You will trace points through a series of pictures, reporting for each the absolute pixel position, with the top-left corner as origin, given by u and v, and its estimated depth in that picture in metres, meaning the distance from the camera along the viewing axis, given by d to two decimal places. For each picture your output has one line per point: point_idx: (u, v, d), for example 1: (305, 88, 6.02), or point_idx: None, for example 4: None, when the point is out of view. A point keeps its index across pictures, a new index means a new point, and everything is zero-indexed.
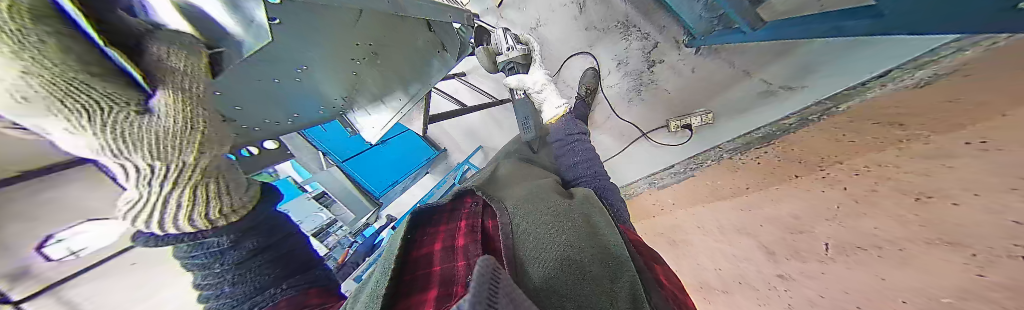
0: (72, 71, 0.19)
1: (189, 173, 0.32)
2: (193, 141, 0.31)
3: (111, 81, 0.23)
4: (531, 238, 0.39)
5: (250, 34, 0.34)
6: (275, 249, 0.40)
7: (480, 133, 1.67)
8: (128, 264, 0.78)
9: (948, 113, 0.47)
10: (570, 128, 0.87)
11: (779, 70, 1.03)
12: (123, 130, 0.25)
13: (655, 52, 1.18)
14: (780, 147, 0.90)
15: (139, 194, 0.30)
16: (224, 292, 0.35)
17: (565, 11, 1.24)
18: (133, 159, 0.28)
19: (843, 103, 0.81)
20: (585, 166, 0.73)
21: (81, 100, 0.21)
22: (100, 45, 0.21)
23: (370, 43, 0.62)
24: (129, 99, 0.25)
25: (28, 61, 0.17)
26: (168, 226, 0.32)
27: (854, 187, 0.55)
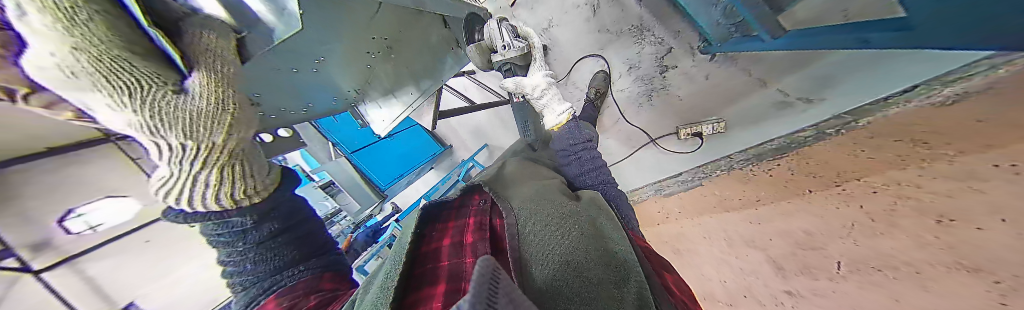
0: (116, 49, 0.23)
1: (217, 154, 0.35)
2: (223, 122, 0.35)
3: (150, 61, 0.26)
4: (538, 240, 0.38)
5: (283, 21, 0.38)
6: (293, 232, 0.42)
7: (486, 131, 1.67)
8: (142, 241, 0.75)
9: (977, 133, 0.46)
10: (574, 138, 0.80)
11: (796, 82, 1.01)
12: (159, 108, 0.28)
13: (669, 57, 1.16)
14: (794, 160, 0.88)
15: (170, 172, 0.33)
16: (248, 269, 0.37)
17: (578, 13, 1.23)
18: (167, 137, 0.31)
19: (864, 118, 0.79)
20: (595, 176, 0.71)
21: (124, 77, 0.24)
22: (145, 29, 0.25)
23: (386, 37, 0.64)
24: (167, 79, 0.28)
25: (78, 37, 0.20)
26: (197, 203, 0.35)
27: (871, 205, 0.54)
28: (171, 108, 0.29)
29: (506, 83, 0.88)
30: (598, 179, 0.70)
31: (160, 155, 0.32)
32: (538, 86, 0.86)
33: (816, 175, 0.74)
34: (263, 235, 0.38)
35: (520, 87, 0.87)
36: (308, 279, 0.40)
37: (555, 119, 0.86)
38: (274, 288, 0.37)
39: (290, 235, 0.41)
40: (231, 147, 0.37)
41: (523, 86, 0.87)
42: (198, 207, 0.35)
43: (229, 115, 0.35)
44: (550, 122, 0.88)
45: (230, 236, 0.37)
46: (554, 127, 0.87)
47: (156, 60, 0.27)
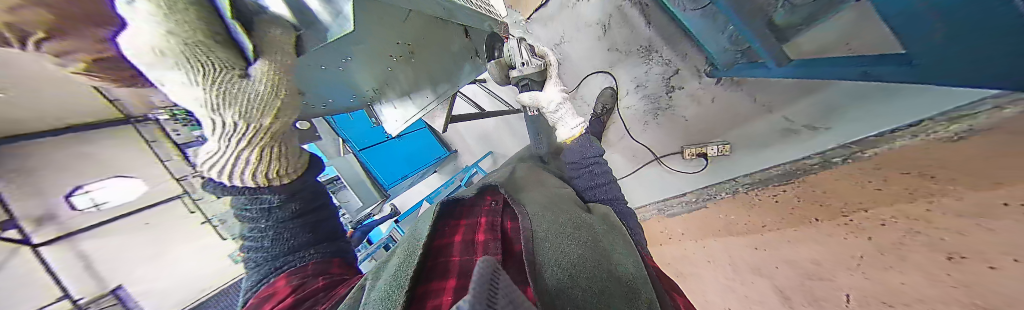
0: (198, 33, 0.26)
1: (262, 136, 0.37)
2: (273, 108, 0.37)
3: (221, 47, 0.29)
4: (546, 242, 0.39)
5: (336, 22, 0.32)
6: (312, 216, 0.44)
7: (493, 139, 1.69)
8: None
9: (985, 168, 0.45)
10: (588, 153, 0.82)
11: (801, 110, 1.02)
12: (224, 87, 0.32)
13: (676, 78, 1.19)
14: (799, 187, 0.87)
15: (217, 147, 0.36)
16: (266, 245, 0.40)
17: (589, 31, 1.28)
18: (224, 114, 0.34)
19: (868, 149, 0.79)
20: (603, 190, 0.73)
21: (201, 57, 0.28)
22: (226, 22, 0.28)
23: (409, 43, 0.68)
24: (232, 63, 0.31)
25: (171, 18, 0.24)
26: (236, 177, 0.37)
27: (880, 237, 0.52)
28: (227, 86, 0.32)
29: (524, 95, 0.95)
30: (606, 193, 0.72)
31: (215, 129, 0.35)
32: (553, 100, 0.92)
33: (821, 203, 0.74)
34: (285, 216, 0.40)
35: (535, 100, 0.93)
36: (318, 262, 0.42)
37: (568, 132, 0.89)
38: (285, 268, 0.39)
39: (307, 218, 0.43)
40: (275, 133, 0.39)
41: (539, 99, 0.93)
42: (237, 180, 0.37)
43: (279, 104, 0.37)
44: (562, 135, 0.91)
45: (256, 212, 0.38)
46: (565, 140, 0.90)
47: (230, 47, 0.30)
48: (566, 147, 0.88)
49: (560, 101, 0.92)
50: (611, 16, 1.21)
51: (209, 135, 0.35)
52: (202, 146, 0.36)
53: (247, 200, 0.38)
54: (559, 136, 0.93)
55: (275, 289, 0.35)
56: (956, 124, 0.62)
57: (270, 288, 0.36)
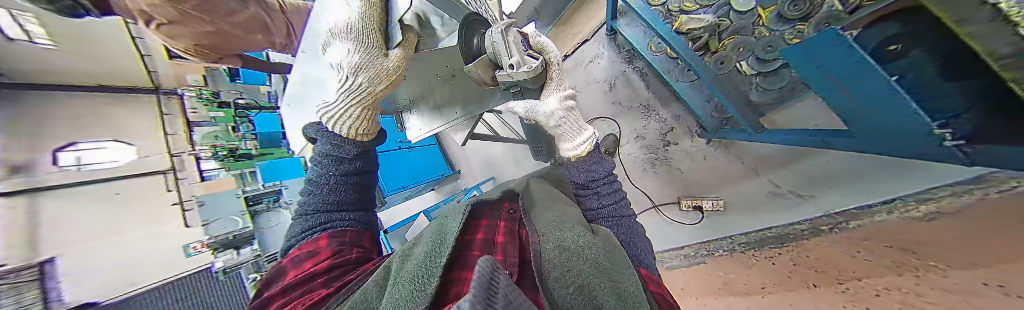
0: (373, 23, 0.43)
1: (365, 102, 0.47)
2: (380, 85, 0.48)
3: (377, 35, 0.45)
4: (552, 255, 0.37)
5: (446, 35, 0.50)
6: (363, 177, 0.52)
7: (498, 165, 1.75)
8: (113, 193, 1.15)
9: (961, 246, 0.48)
10: (594, 170, 0.61)
11: (789, 177, 1.11)
12: (364, 62, 0.44)
13: (671, 134, 1.35)
14: (793, 251, 0.89)
15: (336, 103, 0.47)
16: (324, 200, 0.48)
17: (597, 86, 1.51)
18: (350, 80, 0.45)
19: (853, 220, 0.83)
20: (611, 208, 0.58)
21: (366, 36, 0.43)
22: (391, 21, 0.45)
23: (452, 68, 0.79)
24: (379, 48, 0.46)
25: (369, 12, 0.42)
26: (340, 126, 0.48)
27: (875, 306, 0.50)
28: (367, 57, 0.44)
29: (515, 104, 0.66)
30: (614, 213, 0.57)
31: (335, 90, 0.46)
32: (555, 112, 0.62)
33: (814, 269, 0.74)
34: (347, 171, 0.49)
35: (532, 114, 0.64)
36: (354, 228, 0.50)
37: (573, 150, 0.63)
38: (330, 225, 0.48)
39: (357, 181, 0.51)
40: (376, 98, 0.49)
41: (536, 113, 0.63)
42: (339, 132, 0.48)
43: (390, 81, 0.48)
44: (565, 152, 0.65)
45: (332, 161, 0.48)
46: (570, 158, 0.64)
47: (384, 37, 0.47)
48: (568, 167, 0.65)
49: (565, 113, 0.62)
50: (617, 78, 1.44)
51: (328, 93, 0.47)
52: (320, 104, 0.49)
53: (330, 150, 0.48)
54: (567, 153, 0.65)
55: (317, 250, 0.43)
56: (925, 204, 0.69)
57: (314, 245, 0.44)
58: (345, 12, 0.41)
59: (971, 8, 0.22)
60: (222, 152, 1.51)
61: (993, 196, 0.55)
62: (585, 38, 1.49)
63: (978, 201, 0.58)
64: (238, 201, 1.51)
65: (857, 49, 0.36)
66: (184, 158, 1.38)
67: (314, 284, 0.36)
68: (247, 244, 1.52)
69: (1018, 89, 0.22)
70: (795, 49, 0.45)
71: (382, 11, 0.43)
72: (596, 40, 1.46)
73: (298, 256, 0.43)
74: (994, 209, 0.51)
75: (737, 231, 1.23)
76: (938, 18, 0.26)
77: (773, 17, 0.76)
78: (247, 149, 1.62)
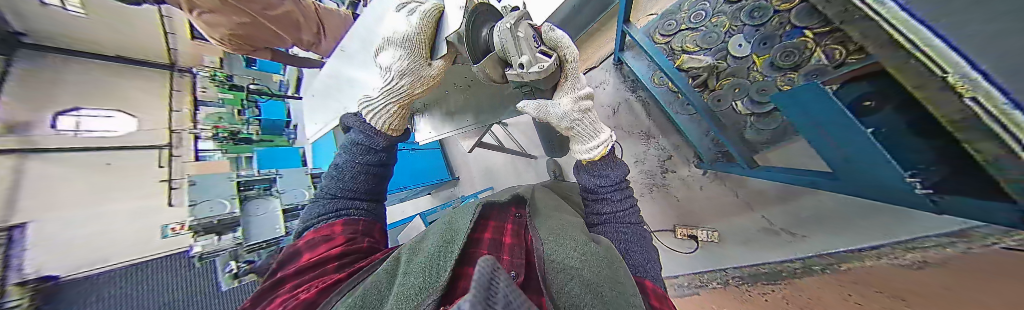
0: (422, 36, 0.48)
1: (402, 101, 0.52)
2: (417, 89, 0.52)
3: (425, 48, 0.50)
4: (557, 262, 0.37)
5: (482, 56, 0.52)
6: (383, 170, 0.53)
7: (497, 175, 1.75)
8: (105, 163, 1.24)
9: (947, 296, 0.49)
10: (605, 175, 0.60)
11: (781, 215, 1.13)
12: (410, 68, 0.49)
13: (669, 162, 1.40)
14: (787, 288, 0.90)
15: (376, 98, 0.52)
16: (344, 188, 0.49)
17: (602, 110, 1.57)
18: (394, 81, 0.50)
19: (844, 262, 0.85)
20: (619, 214, 0.57)
21: (417, 47, 0.49)
22: (437, 38, 0.50)
23: (469, 78, 0.85)
24: (423, 58, 0.51)
25: (423, 28, 0.48)
26: (375, 120, 0.52)
27: None
28: (413, 64, 0.49)
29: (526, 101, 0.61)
30: (621, 219, 0.57)
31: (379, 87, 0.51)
32: (567, 113, 0.60)
33: (806, 308, 0.75)
34: (372, 162, 0.50)
35: (545, 113, 0.59)
36: (367, 220, 0.50)
37: (589, 153, 0.60)
38: (343, 214, 0.48)
39: (378, 172, 0.52)
40: (412, 99, 0.53)
41: (549, 113, 0.59)
42: (373, 124, 0.51)
43: (427, 86, 0.53)
44: (580, 155, 0.62)
45: (360, 150, 0.50)
46: (584, 160, 0.62)
47: (429, 50, 0.51)
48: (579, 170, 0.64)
49: (578, 114, 0.61)
50: (621, 104, 1.52)
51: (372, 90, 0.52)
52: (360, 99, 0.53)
53: (361, 139, 0.50)
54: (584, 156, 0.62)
55: (332, 235, 0.44)
56: (912, 253, 0.72)
57: (329, 230, 0.45)
58: (405, 26, 0.48)
59: (930, 78, 0.27)
60: (223, 133, 1.54)
61: (976, 249, 0.58)
62: (594, 65, 1.58)
63: (962, 253, 0.61)
64: (230, 184, 1.39)
65: (838, 101, 0.41)
66: (182, 135, 1.49)
67: (328, 268, 0.38)
68: (229, 231, 1.32)
69: (972, 151, 0.25)
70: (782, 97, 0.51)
71: (433, 30, 0.49)
72: (604, 68, 1.55)
73: (314, 239, 0.43)
74: (978, 262, 0.54)
75: (731, 264, 1.23)
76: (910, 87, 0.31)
77: (766, 66, 0.87)
78: (246, 133, 1.60)
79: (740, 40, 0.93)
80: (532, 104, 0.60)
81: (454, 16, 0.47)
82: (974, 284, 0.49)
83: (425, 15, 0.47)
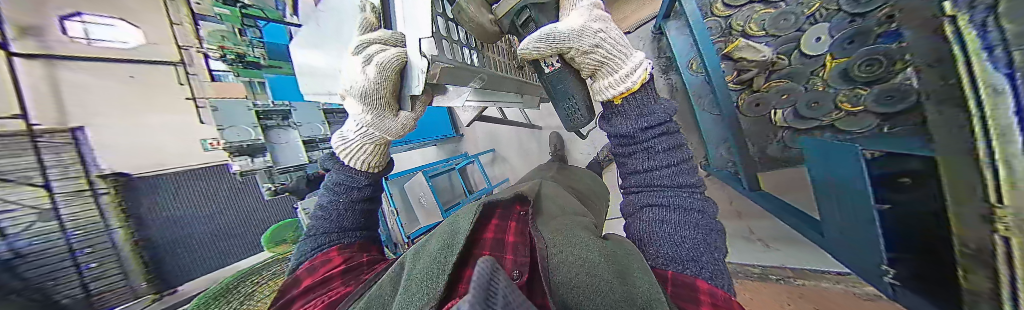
0: (385, 88, 0.46)
1: (376, 147, 0.51)
2: (389, 135, 0.51)
3: (389, 98, 0.48)
4: (561, 260, 0.35)
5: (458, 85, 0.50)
6: (370, 202, 0.55)
7: (501, 140, 1.76)
8: (127, 76, 1.27)
9: None
10: (650, 112, 0.40)
11: (767, 229, 1.16)
12: (377, 118, 0.48)
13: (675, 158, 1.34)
14: (740, 289, 1.02)
15: (348, 143, 0.50)
16: (336, 218, 0.50)
17: None
18: (362, 131, 0.49)
19: (800, 278, 0.91)
20: (665, 175, 0.40)
21: (379, 100, 0.47)
22: (404, 86, 0.49)
23: None
24: (390, 108, 0.50)
25: (386, 77, 0.45)
26: (360, 162, 0.51)
27: None
28: (379, 115, 0.48)
29: (529, 38, 0.46)
30: (668, 182, 0.40)
31: (353, 129, 0.49)
32: (586, 28, 0.45)
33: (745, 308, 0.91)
34: (358, 198, 0.52)
35: (555, 40, 0.44)
36: (361, 241, 0.52)
37: (620, 81, 0.42)
38: (337, 242, 0.49)
39: (366, 204, 0.54)
40: (388, 141, 0.53)
41: (559, 38, 0.44)
42: (353, 165, 0.51)
43: (406, 130, 0.54)
44: (605, 91, 0.44)
45: (344, 188, 0.51)
46: (610, 98, 0.44)
47: (393, 101, 0.50)
48: (604, 115, 0.46)
49: (598, 30, 0.45)
50: None
51: (347, 129, 0.50)
52: (336, 138, 0.52)
53: (343, 179, 0.51)
54: (608, 92, 0.43)
55: (330, 257, 0.45)
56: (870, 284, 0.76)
57: (325, 256, 0.45)
58: (362, 79, 0.44)
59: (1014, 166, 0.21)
60: (230, 55, 1.40)
61: None
62: (627, 30, 1.32)
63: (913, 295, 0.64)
64: (250, 114, 1.39)
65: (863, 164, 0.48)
66: (190, 52, 1.38)
67: (333, 285, 0.39)
68: (260, 155, 1.42)
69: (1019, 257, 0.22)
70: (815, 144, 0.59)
71: (398, 73, 0.47)
72: (637, 36, 1.30)
73: (312, 266, 0.44)
74: None
75: None
76: (979, 157, 0.25)
77: (836, 72, 0.69)
78: (254, 58, 1.45)
79: (821, 31, 0.72)
80: (539, 33, 0.45)
81: (417, 75, 0.43)
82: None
83: (383, 65, 0.43)
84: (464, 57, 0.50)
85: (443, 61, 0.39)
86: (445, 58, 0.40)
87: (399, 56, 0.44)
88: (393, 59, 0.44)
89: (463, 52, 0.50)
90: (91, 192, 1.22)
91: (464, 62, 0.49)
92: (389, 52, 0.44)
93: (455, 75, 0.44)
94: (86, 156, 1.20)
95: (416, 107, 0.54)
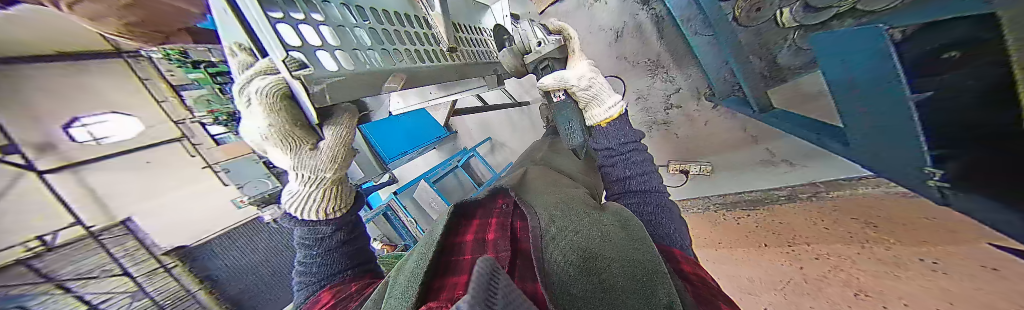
0: (282, 127, 0.39)
1: (323, 185, 0.51)
2: (329, 174, 0.50)
3: (299, 135, 0.43)
4: (557, 227, 0.37)
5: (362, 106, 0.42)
6: (350, 242, 0.55)
7: (494, 127, 1.72)
8: (144, 161, 1.35)
9: (930, 249, 0.57)
10: (622, 133, 0.64)
11: (789, 146, 1.05)
12: (300, 157, 0.46)
13: (676, 98, 1.21)
14: (764, 214, 1.06)
15: (297, 187, 0.52)
16: (318, 269, 0.50)
17: (602, 35, 1.25)
18: (300, 174, 0.48)
19: (833, 191, 0.92)
20: (642, 180, 0.55)
21: (288, 143, 0.43)
22: (309, 120, 0.42)
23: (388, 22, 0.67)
24: (306, 144, 0.45)
25: (274, 117, 0.37)
26: (315, 213, 0.52)
27: (809, 268, 0.74)
28: (296, 155, 0.45)
29: (545, 78, 0.71)
30: (643, 186, 0.55)
31: (296, 183, 0.51)
32: (585, 75, 0.70)
33: (789, 248, 0.84)
34: (331, 243, 0.53)
35: (563, 81, 0.69)
36: (352, 278, 0.51)
37: (604, 111, 0.66)
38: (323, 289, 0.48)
39: (347, 244, 0.54)
40: (334, 180, 0.52)
41: (567, 80, 0.69)
42: (307, 217, 0.52)
43: (342, 163, 0.50)
44: (593, 116, 0.68)
45: (314, 240, 0.52)
46: (596, 122, 0.67)
47: (310, 135, 0.44)
48: (596, 133, 0.67)
49: (593, 76, 0.69)
50: (626, 25, 1.17)
51: (292, 184, 0.52)
52: (286, 195, 0.54)
53: (308, 233, 0.52)
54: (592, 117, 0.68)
55: (320, 297, 0.44)
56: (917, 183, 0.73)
57: (314, 300, 0.44)
58: (256, 122, 0.39)
59: None
60: (222, 117, 1.40)
61: None
62: None
63: None
64: (259, 166, 1.46)
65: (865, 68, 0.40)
66: (188, 125, 1.39)
67: None
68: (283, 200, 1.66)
69: None
70: (823, 37, 0.44)
71: (292, 107, 0.38)
72: None
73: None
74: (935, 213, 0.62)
75: (719, 192, 1.30)
76: None
77: None
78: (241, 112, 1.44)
79: None
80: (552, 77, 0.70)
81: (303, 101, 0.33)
82: (968, 272, 0.48)
83: (263, 100, 0.35)
84: (375, 61, 0.43)
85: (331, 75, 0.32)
86: (323, 71, 0.32)
87: (274, 83, 0.34)
88: (273, 93, 0.35)
89: (370, 56, 0.43)
90: (162, 268, 1.48)
91: (363, 67, 0.39)
92: (263, 84, 0.35)
93: (357, 90, 0.36)
94: (145, 240, 1.42)
95: (342, 125, 0.43)
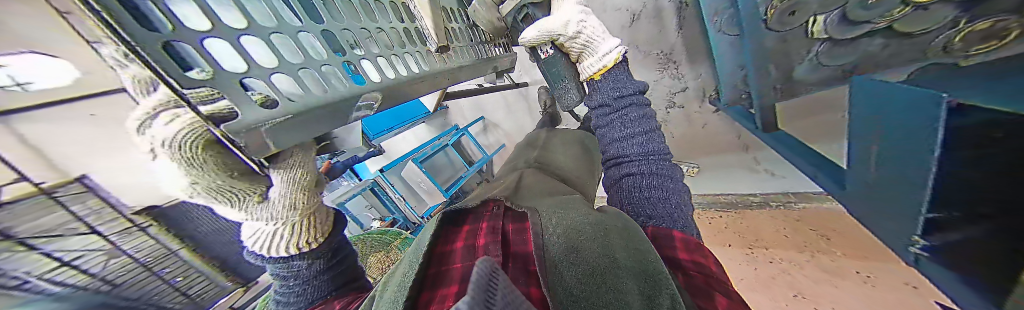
0: (213, 177, 0.36)
1: (291, 219, 0.50)
2: (293, 212, 0.50)
3: (238, 183, 0.39)
4: (556, 224, 0.38)
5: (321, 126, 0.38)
6: (328, 264, 0.56)
7: (487, 105, 1.62)
8: (89, 115, 1.09)
9: (860, 262, 0.70)
10: (621, 88, 0.62)
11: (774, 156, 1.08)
12: (246, 202, 0.45)
13: (681, 96, 1.17)
14: (735, 216, 1.14)
15: (258, 228, 0.51)
16: (295, 296, 0.51)
17: (616, 16, 1.12)
18: (253, 214, 0.47)
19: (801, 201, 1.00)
20: (638, 144, 0.55)
21: (229, 192, 0.40)
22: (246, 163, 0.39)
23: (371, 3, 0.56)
24: (253, 191, 0.43)
25: (199, 166, 0.34)
26: (284, 249, 0.50)
27: (762, 267, 0.89)
28: (237, 201, 0.44)
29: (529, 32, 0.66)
30: (641, 150, 0.55)
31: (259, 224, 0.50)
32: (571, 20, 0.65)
33: (750, 249, 0.96)
34: (306, 271, 0.53)
35: (548, 33, 0.65)
36: (334, 295, 0.52)
37: (600, 62, 0.66)
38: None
39: (325, 266, 0.55)
40: (304, 213, 0.52)
41: (552, 30, 0.65)
42: (274, 254, 0.50)
43: (301, 193, 0.49)
44: (589, 68, 0.68)
45: (288, 271, 0.52)
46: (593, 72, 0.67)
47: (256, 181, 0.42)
48: (591, 88, 0.67)
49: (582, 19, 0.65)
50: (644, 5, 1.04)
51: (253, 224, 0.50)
52: (250, 233, 0.52)
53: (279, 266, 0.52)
54: (586, 67, 0.68)
55: None
56: None
57: None
58: (182, 177, 0.36)
59: None
60: None
61: None
62: None
63: None
64: None
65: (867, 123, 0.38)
66: None
67: None
68: None
69: None
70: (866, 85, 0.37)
71: (219, 150, 0.35)
72: None
73: None
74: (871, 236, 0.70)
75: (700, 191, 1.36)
76: None
77: None
78: None
79: None
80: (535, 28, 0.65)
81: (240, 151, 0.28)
82: (896, 286, 0.63)
83: (180, 146, 0.32)
84: (335, 80, 0.38)
85: (273, 115, 0.27)
86: (257, 112, 0.26)
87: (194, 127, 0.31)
88: (198, 141, 0.32)
89: (325, 73, 0.36)
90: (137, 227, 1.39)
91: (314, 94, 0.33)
92: (180, 132, 0.32)
93: (310, 126, 0.32)
94: None
95: (290, 166, 0.43)
